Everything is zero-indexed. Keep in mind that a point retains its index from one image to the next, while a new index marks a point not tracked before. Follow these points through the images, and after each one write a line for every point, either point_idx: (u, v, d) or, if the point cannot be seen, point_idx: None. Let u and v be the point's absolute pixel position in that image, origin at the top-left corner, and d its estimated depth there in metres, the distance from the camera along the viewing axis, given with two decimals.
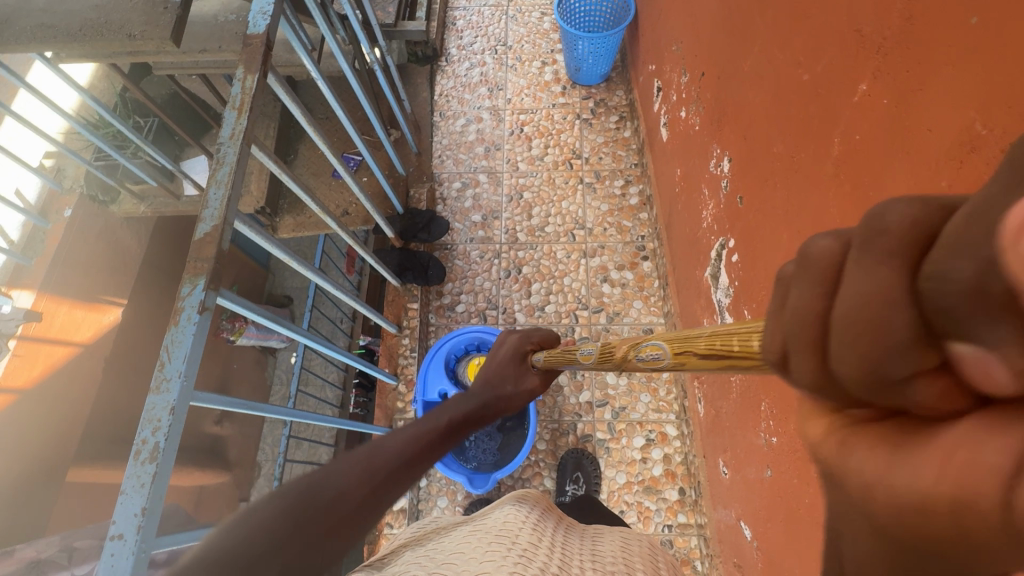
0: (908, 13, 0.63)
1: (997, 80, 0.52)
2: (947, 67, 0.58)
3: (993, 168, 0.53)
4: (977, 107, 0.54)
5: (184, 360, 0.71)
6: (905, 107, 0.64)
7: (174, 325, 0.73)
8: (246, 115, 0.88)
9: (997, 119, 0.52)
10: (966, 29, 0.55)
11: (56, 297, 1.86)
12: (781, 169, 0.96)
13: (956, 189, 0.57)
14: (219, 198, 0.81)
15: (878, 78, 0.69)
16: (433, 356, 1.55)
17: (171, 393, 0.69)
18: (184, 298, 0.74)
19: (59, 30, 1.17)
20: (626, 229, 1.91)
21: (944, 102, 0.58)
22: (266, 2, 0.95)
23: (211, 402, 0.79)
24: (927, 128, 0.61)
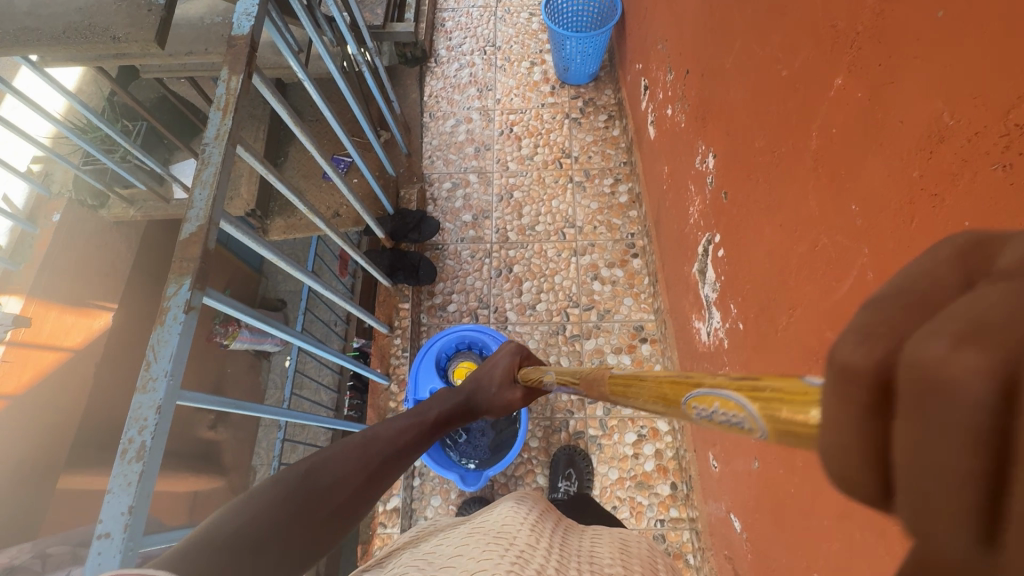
0: (879, 10, 0.64)
1: (962, 73, 0.53)
2: (916, 60, 0.59)
3: (961, 159, 0.54)
4: (945, 99, 0.55)
5: (170, 359, 0.71)
6: (878, 100, 0.66)
7: (160, 324, 0.73)
8: (231, 115, 0.88)
9: (963, 111, 0.53)
10: (933, 24, 0.56)
11: (46, 302, 1.85)
12: (763, 165, 0.97)
13: (928, 181, 0.58)
14: (204, 198, 0.82)
15: (853, 72, 0.70)
16: (424, 356, 1.55)
17: (158, 392, 0.70)
18: (170, 298, 0.75)
19: (43, 33, 1.16)
20: (616, 227, 1.92)
21: (914, 95, 0.60)
22: (250, 3, 0.95)
23: (201, 402, 0.80)
24: (899, 121, 0.62)
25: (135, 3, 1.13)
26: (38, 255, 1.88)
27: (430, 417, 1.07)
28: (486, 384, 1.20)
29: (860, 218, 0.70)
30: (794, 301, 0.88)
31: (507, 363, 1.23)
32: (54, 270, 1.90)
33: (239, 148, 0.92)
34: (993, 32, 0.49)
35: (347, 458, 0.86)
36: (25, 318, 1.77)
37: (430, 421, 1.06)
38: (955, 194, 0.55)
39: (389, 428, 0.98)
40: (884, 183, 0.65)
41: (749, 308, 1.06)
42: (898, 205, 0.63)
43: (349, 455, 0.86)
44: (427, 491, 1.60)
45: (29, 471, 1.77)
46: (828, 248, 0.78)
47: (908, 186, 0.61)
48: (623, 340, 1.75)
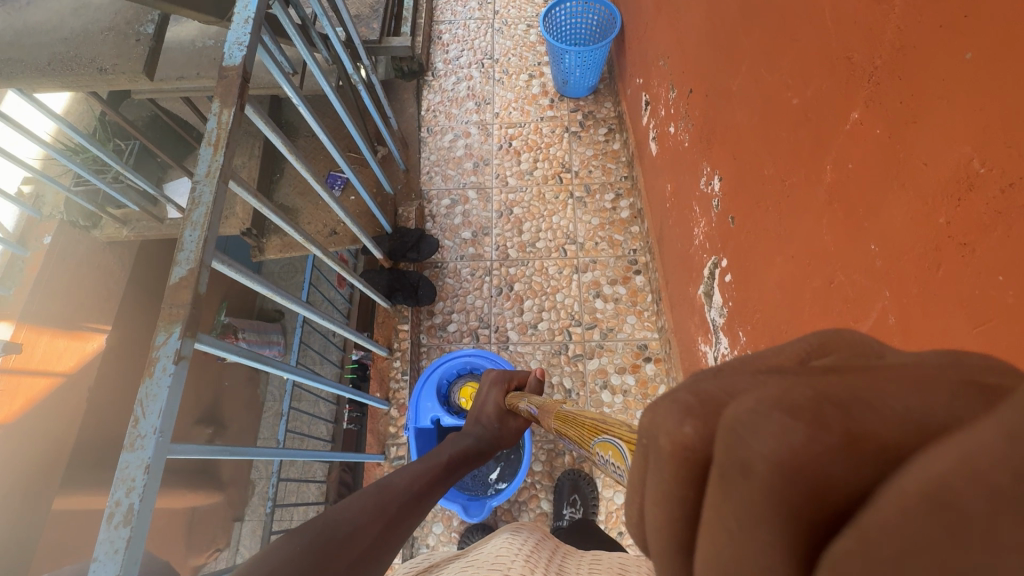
0: (899, 44, 0.61)
1: (993, 118, 0.50)
2: (941, 100, 0.56)
3: (994, 208, 0.51)
4: (974, 144, 0.52)
5: (160, 415, 0.68)
6: (898, 138, 0.63)
7: (149, 376, 0.70)
8: (223, 151, 0.85)
9: (995, 159, 0.50)
10: (960, 64, 0.53)
11: (39, 326, 1.82)
12: (772, 193, 0.94)
13: (957, 228, 0.55)
14: (195, 239, 0.78)
15: (870, 106, 0.67)
16: (425, 382, 1.53)
17: (146, 450, 0.66)
18: (159, 347, 0.71)
19: (28, 64, 1.14)
20: (618, 243, 1.89)
21: (938, 136, 0.57)
22: (242, 32, 0.93)
23: (192, 453, 0.76)
24: (922, 161, 0.59)
25: (123, 32, 1.12)
26: (29, 280, 1.84)
27: (443, 459, 1.05)
28: (484, 421, 1.24)
29: (879, 258, 0.67)
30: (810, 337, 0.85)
31: (497, 396, 1.27)
32: (46, 294, 1.87)
33: (232, 183, 0.89)
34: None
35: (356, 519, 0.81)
36: (16, 344, 1.73)
37: (445, 461, 1.04)
38: (986, 244, 0.52)
39: (404, 473, 0.96)
40: (905, 226, 0.62)
41: (760, 337, 1.03)
42: (920, 249, 0.60)
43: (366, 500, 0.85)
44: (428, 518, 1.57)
45: (22, 499, 1.73)
46: (844, 286, 0.75)
47: (932, 231, 0.58)
48: (627, 360, 1.72)
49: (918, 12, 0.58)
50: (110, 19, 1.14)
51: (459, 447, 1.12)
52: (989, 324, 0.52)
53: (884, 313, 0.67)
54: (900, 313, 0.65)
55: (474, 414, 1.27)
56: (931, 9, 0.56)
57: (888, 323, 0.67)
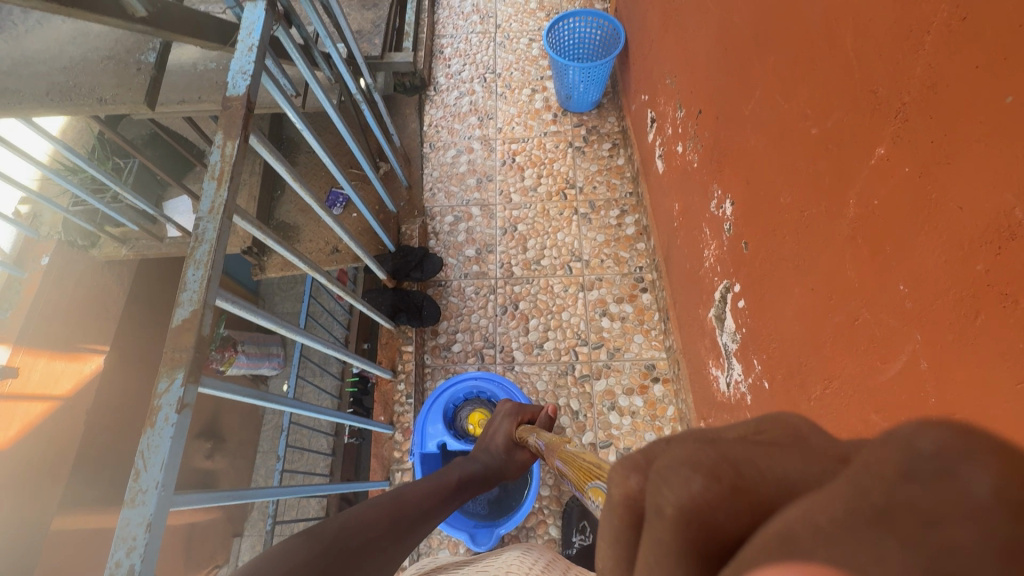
0: (931, 82, 0.59)
1: None
2: (976, 142, 0.54)
3: None
4: (1016, 191, 0.50)
5: (162, 468, 0.65)
6: (929, 177, 0.61)
7: (150, 427, 0.67)
8: (227, 185, 0.82)
9: None
10: (999, 108, 0.51)
11: (35, 349, 1.78)
12: (790, 223, 0.92)
13: (997, 275, 0.53)
14: (198, 279, 0.76)
15: (897, 143, 0.65)
16: (432, 405, 1.50)
17: (148, 506, 0.63)
18: (162, 395, 0.69)
19: (27, 92, 1.12)
20: (624, 260, 1.87)
21: (976, 180, 0.54)
22: (245, 60, 0.90)
23: (195, 502, 0.73)
24: (956, 205, 0.57)
25: (123, 61, 1.10)
26: (26, 302, 1.82)
27: (454, 479, 1.06)
28: (494, 452, 1.22)
29: (910, 300, 0.65)
30: (831, 372, 0.83)
31: (508, 429, 1.26)
32: (43, 315, 1.84)
33: (235, 217, 0.87)
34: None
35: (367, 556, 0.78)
36: (11, 368, 1.69)
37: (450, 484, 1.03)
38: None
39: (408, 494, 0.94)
40: (939, 270, 0.60)
41: (776, 367, 1.01)
42: (956, 296, 0.58)
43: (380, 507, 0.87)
44: (434, 545, 1.54)
45: (18, 527, 1.69)
46: (870, 324, 0.73)
47: (969, 278, 0.56)
48: (634, 380, 1.69)
49: (953, 50, 0.56)
50: (110, 47, 1.11)
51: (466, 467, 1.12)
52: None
53: (915, 357, 0.65)
54: (933, 358, 0.62)
55: (483, 444, 1.25)
56: (966, 47, 0.54)
57: (920, 368, 0.64)
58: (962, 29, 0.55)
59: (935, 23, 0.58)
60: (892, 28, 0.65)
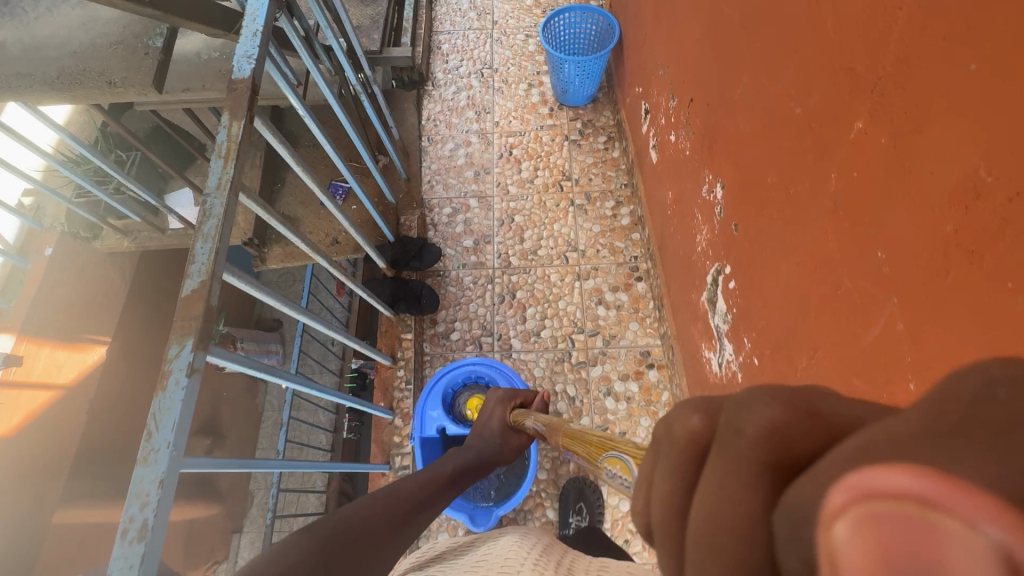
0: (903, 56, 0.63)
1: (997, 127, 0.51)
2: (944, 110, 0.58)
3: (1000, 216, 0.52)
4: (980, 152, 0.53)
5: (173, 428, 0.68)
6: (903, 147, 0.64)
7: (162, 390, 0.70)
8: (233, 163, 0.86)
9: (1002, 167, 0.51)
10: (965, 76, 0.55)
11: (39, 338, 1.81)
12: (776, 201, 0.95)
13: (966, 235, 0.56)
14: (207, 252, 0.79)
15: (874, 117, 0.68)
16: (431, 390, 1.52)
17: (160, 464, 0.66)
18: (172, 360, 0.72)
19: (36, 78, 1.15)
20: (619, 250, 1.90)
21: (945, 145, 0.58)
22: (250, 45, 0.94)
23: (198, 467, 0.76)
24: (928, 171, 0.60)
25: (132, 46, 1.13)
26: (30, 292, 1.84)
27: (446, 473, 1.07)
28: (487, 436, 1.25)
29: (887, 265, 0.68)
30: (815, 342, 0.86)
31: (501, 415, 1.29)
32: (46, 305, 1.87)
33: (241, 195, 0.90)
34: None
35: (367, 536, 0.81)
36: (16, 357, 1.72)
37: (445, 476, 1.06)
38: (994, 252, 0.53)
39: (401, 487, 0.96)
40: (913, 234, 0.63)
41: (764, 343, 1.04)
42: (928, 257, 0.61)
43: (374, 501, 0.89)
44: (433, 528, 1.56)
45: (22, 514, 1.71)
46: (851, 293, 0.76)
47: (941, 239, 0.59)
48: (629, 366, 1.72)
49: (922, 25, 0.60)
50: (119, 33, 1.15)
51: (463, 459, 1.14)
52: (999, 330, 0.53)
53: (892, 319, 0.68)
54: (908, 319, 0.65)
55: (477, 429, 1.28)
56: (934, 21, 0.58)
57: (897, 329, 0.68)
58: (929, 4, 0.58)
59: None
60: (868, 7, 0.68)
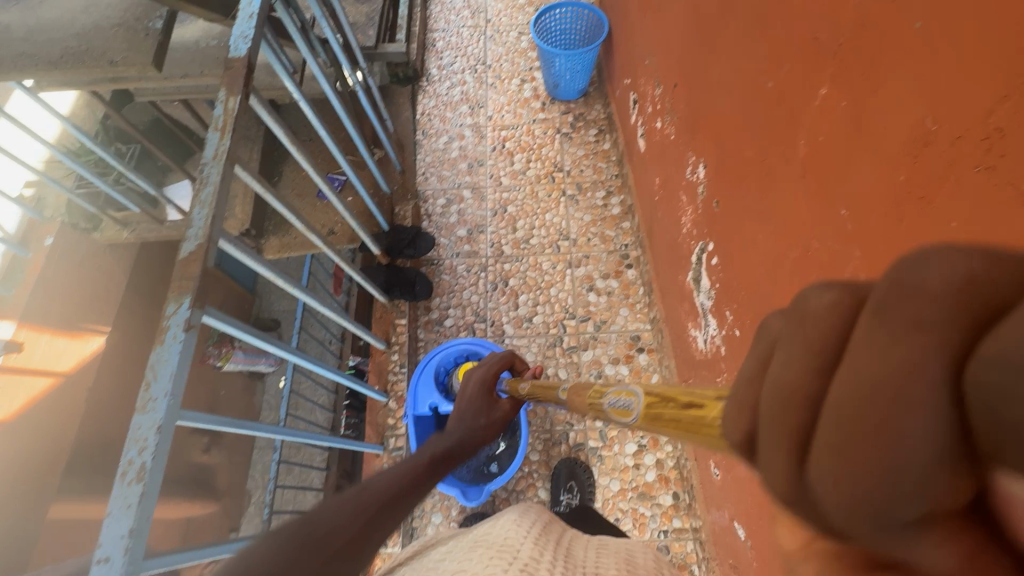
0: (859, 22, 0.67)
1: (940, 78, 0.55)
2: (896, 67, 0.61)
3: (947, 162, 0.56)
4: (927, 105, 0.57)
5: (170, 379, 0.73)
6: (862, 107, 0.68)
7: (160, 343, 0.75)
8: (229, 136, 0.91)
9: (945, 115, 0.55)
10: (911, 34, 0.58)
11: (38, 325, 1.88)
12: (752, 172, 0.99)
13: (917, 183, 0.60)
14: (203, 218, 0.85)
15: (837, 81, 0.72)
16: (423, 370, 1.56)
17: (158, 412, 0.71)
18: (170, 317, 0.77)
19: (40, 59, 1.19)
20: (610, 238, 1.93)
21: (896, 101, 0.62)
22: (247, 26, 0.98)
23: (200, 421, 0.81)
24: (883, 126, 0.64)
25: (133, 28, 1.18)
26: (30, 280, 1.92)
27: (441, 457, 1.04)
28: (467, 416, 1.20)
29: (850, 221, 0.72)
30: None
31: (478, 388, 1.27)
32: (48, 291, 1.94)
33: (236, 168, 0.95)
34: (970, 41, 0.51)
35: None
36: (15, 343, 1.75)
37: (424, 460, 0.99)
38: (941, 196, 0.57)
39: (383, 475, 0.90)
40: (872, 188, 0.67)
41: (744, 314, 1.08)
42: (885, 208, 0.65)
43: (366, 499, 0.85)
44: (427, 509, 1.59)
45: (18, 499, 1.73)
46: (820, 252, 0.80)
47: (895, 189, 0.63)
48: (620, 351, 1.75)
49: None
50: (121, 17, 1.20)
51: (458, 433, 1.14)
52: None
53: (856, 273, 0.72)
54: (870, 270, 0.69)
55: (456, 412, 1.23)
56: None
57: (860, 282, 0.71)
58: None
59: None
60: None
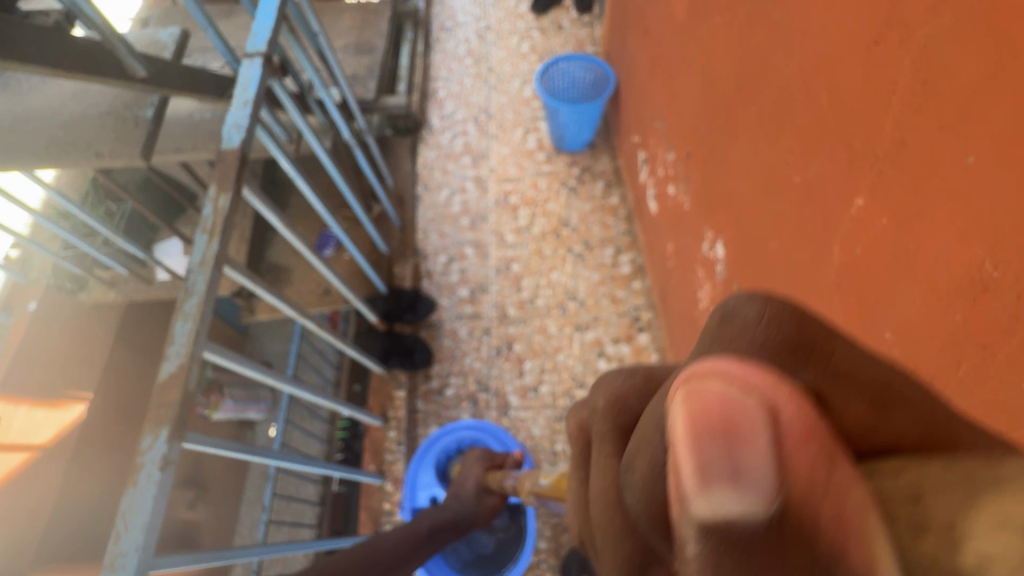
0: (901, 140, 0.67)
1: (992, 222, 0.56)
2: (944, 197, 0.61)
3: (1011, 311, 0.55)
4: (986, 248, 0.57)
5: (143, 531, 0.72)
6: (906, 229, 0.68)
7: (133, 485, 0.74)
8: (218, 238, 0.89)
9: (1008, 265, 0.55)
10: (963, 166, 0.58)
11: (15, 398, 1.79)
12: (781, 266, 1.00)
13: (974, 324, 0.60)
14: (186, 333, 0.84)
15: (874, 195, 0.73)
16: (422, 457, 1.50)
17: (127, 569, 0.70)
18: (145, 451, 0.76)
19: (22, 148, 1.16)
20: (620, 299, 1.83)
21: (942, 237, 0.63)
22: (241, 114, 0.97)
23: (174, 563, 0.80)
24: (933, 258, 0.64)
25: (122, 116, 1.14)
26: (10, 349, 1.86)
27: (425, 526, 1.19)
28: (463, 498, 1.31)
29: (896, 346, 0.74)
30: None
31: (478, 474, 1.34)
32: (25, 361, 1.85)
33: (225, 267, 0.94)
34: None
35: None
36: None
37: (422, 531, 1.17)
38: (1005, 350, 0.57)
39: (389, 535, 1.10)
40: (923, 318, 0.68)
41: None
42: (939, 347, 0.66)
43: (357, 550, 1.00)
44: None
45: None
46: None
47: (951, 326, 0.64)
48: None
49: (918, 109, 0.63)
50: (110, 103, 1.16)
51: (436, 516, 1.23)
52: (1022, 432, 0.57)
53: None
54: None
55: (454, 489, 1.34)
56: (932, 108, 0.61)
57: None
58: (924, 92, 0.62)
59: (900, 84, 0.65)
60: (863, 87, 0.72)
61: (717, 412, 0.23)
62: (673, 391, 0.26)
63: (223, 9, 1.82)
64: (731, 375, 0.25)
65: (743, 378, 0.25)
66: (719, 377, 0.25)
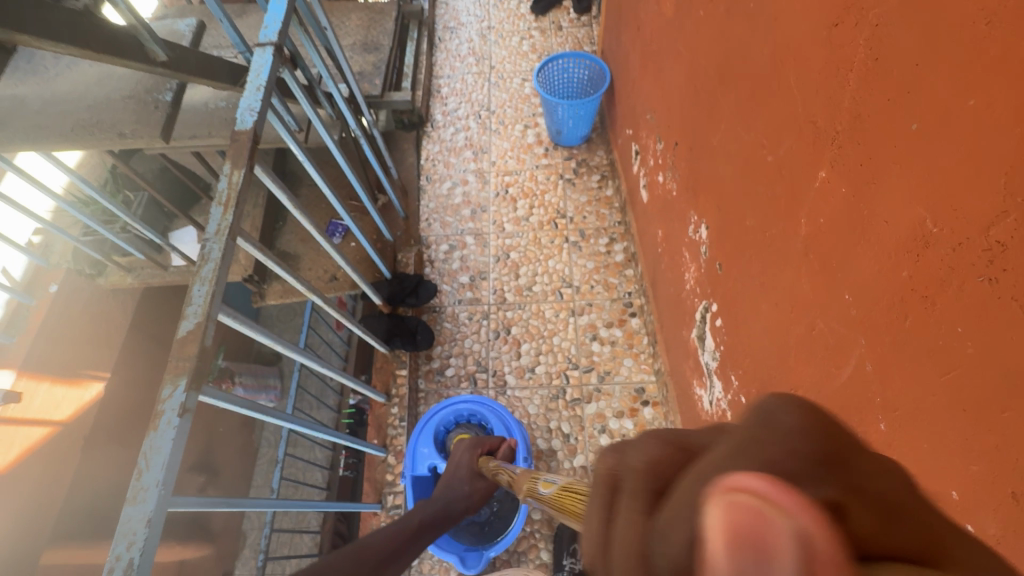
0: (856, 113, 0.75)
1: (933, 182, 0.63)
2: (892, 163, 0.69)
3: (947, 261, 0.62)
4: (928, 207, 0.64)
5: (162, 469, 0.80)
6: (862, 195, 0.76)
7: (154, 429, 0.82)
8: (232, 210, 0.98)
9: (945, 221, 0.62)
10: (909, 132, 0.65)
11: (38, 374, 1.91)
12: (755, 243, 1.08)
13: (918, 278, 0.67)
14: (203, 294, 0.92)
15: (835, 167, 0.81)
16: (422, 430, 1.60)
17: (148, 503, 0.77)
18: (165, 400, 0.84)
19: (49, 129, 1.26)
20: (613, 286, 1.91)
21: (893, 200, 0.70)
22: (254, 99, 1.06)
23: (189, 505, 0.88)
24: (884, 220, 0.72)
25: (142, 100, 1.24)
26: (33, 329, 1.98)
27: (414, 522, 1.19)
28: (456, 484, 1.37)
29: (854, 307, 0.81)
30: (798, 380, 0.99)
31: (469, 458, 1.42)
32: (44, 340, 1.98)
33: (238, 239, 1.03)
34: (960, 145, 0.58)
35: (347, 560, 0.93)
36: (14, 394, 1.83)
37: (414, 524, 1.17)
38: (944, 299, 0.63)
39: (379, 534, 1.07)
40: (876, 277, 0.75)
41: (751, 381, 1.17)
42: (890, 302, 0.72)
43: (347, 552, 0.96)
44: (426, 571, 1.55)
45: None
46: (825, 332, 0.88)
47: (899, 283, 0.70)
48: (624, 404, 1.73)
49: (872, 85, 0.71)
50: (131, 89, 1.26)
51: (429, 511, 1.25)
52: (952, 373, 0.63)
53: (862, 361, 0.80)
54: (876, 360, 0.77)
55: (447, 477, 1.40)
56: (882, 83, 0.69)
57: (866, 369, 0.79)
58: (876, 68, 0.70)
59: (856, 63, 0.73)
60: (825, 68, 0.80)
61: (751, 520, 0.19)
62: (712, 491, 0.21)
63: (237, 8, 1.92)
64: (769, 492, 0.20)
65: (783, 498, 0.20)
66: (752, 494, 0.20)
